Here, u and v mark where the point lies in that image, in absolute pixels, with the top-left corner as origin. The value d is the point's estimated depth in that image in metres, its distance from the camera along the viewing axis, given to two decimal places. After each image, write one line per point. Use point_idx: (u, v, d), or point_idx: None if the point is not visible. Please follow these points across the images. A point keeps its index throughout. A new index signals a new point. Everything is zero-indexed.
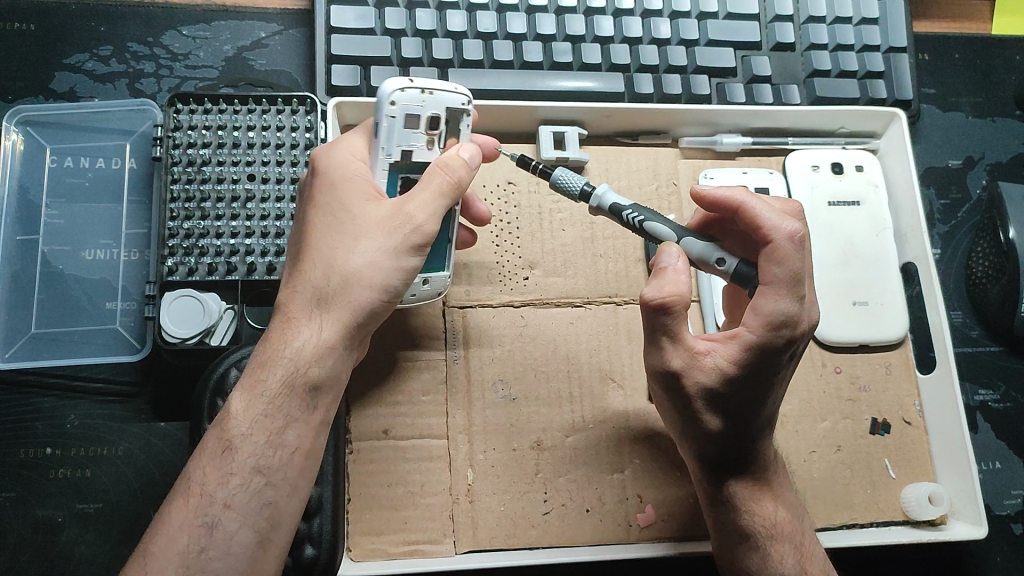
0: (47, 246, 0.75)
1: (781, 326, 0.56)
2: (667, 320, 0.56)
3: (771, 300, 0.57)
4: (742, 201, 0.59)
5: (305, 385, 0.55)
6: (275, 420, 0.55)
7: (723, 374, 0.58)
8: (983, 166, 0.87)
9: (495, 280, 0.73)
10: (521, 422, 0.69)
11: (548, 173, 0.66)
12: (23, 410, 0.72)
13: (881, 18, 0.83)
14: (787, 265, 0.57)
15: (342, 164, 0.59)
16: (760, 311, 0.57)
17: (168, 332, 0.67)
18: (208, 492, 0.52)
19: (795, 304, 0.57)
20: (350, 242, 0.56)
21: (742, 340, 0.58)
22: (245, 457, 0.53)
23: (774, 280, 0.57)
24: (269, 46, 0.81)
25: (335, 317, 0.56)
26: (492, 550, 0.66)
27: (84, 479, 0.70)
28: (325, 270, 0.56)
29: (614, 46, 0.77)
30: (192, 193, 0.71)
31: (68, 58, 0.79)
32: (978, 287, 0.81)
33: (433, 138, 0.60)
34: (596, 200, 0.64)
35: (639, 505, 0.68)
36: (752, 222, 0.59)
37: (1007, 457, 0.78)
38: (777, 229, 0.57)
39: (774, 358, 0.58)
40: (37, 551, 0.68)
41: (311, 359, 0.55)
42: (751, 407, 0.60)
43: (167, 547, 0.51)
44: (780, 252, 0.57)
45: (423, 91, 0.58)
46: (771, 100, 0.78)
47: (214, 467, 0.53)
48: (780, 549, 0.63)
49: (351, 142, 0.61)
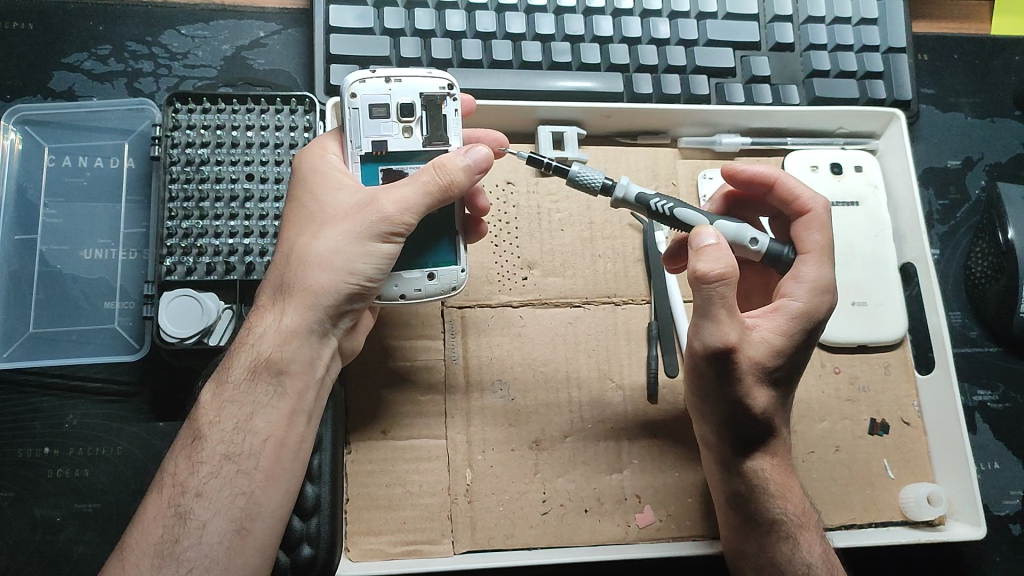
0: (45, 245, 0.75)
1: (824, 292, 0.63)
2: (726, 293, 0.55)
3: (813, 269, 0.64)
4: (778, 176, 0.68)
5: (268, 370, 0.58)
6: (241, 408, 0.58)
7: (770, 347, 0.60)
8: (982, 167, 0.87)
9: (493, 280, 0.73)
10: (521, 422, 0.69)
11: (564, 170, 0.63)
12: (21, 410, 0.71)
13: (881, 19, 0.83)
14: (822, 233, 0.66)
15: (308, 156, 0.62)
16: (802, 280, 0.63)
17: (167, 332, 0.66)
18: (183, 483, 0.55)
19: (831, 274, 0.64)
20: (316, 229, 0.59)
21: (787, 310, 0.62)
22: (214, 445, 0.57)
23: (813, 247, 0.65)
24: (268, 46, 0.81)
25: (298, 302, 0.58)
26: (491, 550, 0.66)
27: (83, 478, 0.70)
28: (293, 258, 0.59)
29: (613, 46, 0.77)
30: (191, 192, 0.71)
31: (67, 58, 0.79)
32: (977, 288, 0.81)
33: (409, 124, 0.62)
34: (620, 191, 0.63)
35: (638, 505, 0.68)
36: (789, 195, 0.68)
37: (1006, 457, 0.78)
38: (815, 201, 0.67)
39: (814, 329, 0.62)
40: (35, 551, 0.68)
41: (275, 342, 0.58)
42: (783, 383, 0.63)
43: (144, 538, 0.54)
44: (816, 220, 0.67)
45: (388, 80, 0.62)
46: (770, 101, 0.78)
47: (184, 458, 0.57)
48: (808, 537, 0.63)
49: (324, 144, 0.63)
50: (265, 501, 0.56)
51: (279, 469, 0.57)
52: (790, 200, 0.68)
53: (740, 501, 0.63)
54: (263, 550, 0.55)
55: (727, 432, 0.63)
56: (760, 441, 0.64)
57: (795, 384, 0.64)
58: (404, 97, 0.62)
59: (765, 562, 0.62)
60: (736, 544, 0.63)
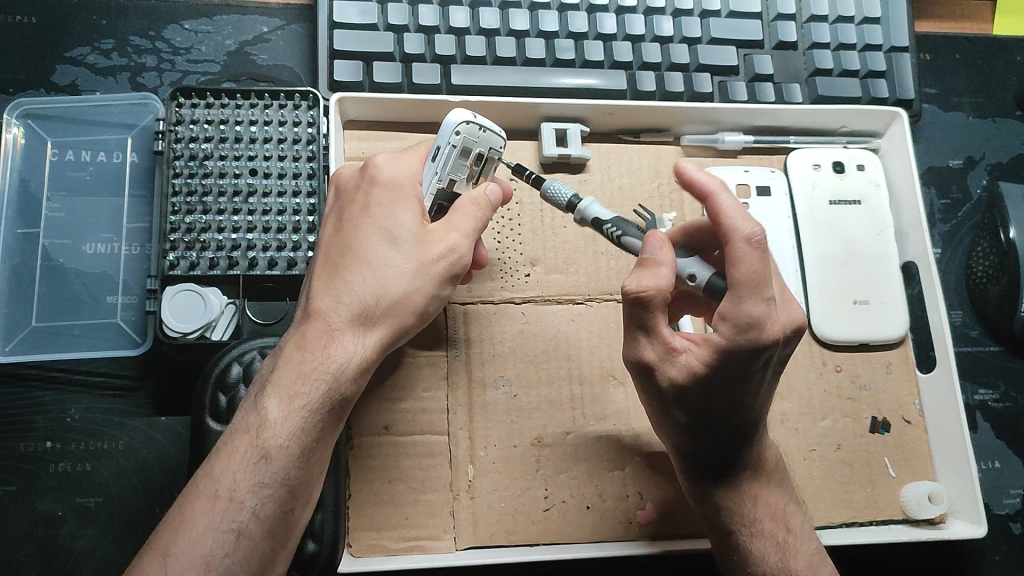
0: (47, 239, 0.75)
1: (747, 330, 0.53)
2: (644, 313, 0.55)
3: (736, 304, 0.53)
4: (711, 192, 0.55)
5: (341, 400, 0.56)
6: (310, 435, 0.55)
7: (692, 371, 0.56)
8: (984, 166, 0.87)
9: (495, 277, 0.73)
10: (522, 419, 0.69)
11: (539, 182, 0.66)
12: (23, 403, 0.71)
13: (883, 18, 0.83)
14: (746, 266, 0.53)
15: (399, 178, 0.59)
16: (724, 315, 0.53)
17: (168, 326, 0.66)
18: (239, 500, 0.52)
19: (763, 307, 0.53)
20: (401, 262, 0.57)
21: (713, 343, 0.54)
22: (279, 468, 0.53)
23: (738, 282, 0.53)
24: (272, 41, 0.81)
25: (379, 336, 0.57)
26: (492, 546, 0.66)
27: (84, 473, 0.70)
28: (374, 283, 0.56)
29: (616, 44, 0.77)
30: (194, 187, 0.71)
31: (70, 51, 0.79)
32: (978, 287, 0.81)
33: (472, 172, 0.63)
34: (580, 211, 0.63)
35: (639, 502, 0.68)
36: (715, 218, 0.55)
37: (1007, 456, 0.79)
38: (736, 231, 0.54)
39: (741, 363, 0.54)
40: (37, 545, 0.68)
41: (356, 375, 0.56)
42: (725, 406, 0.58)
43: (191, 549, 0.50)
44: (736, 253, 0.53)
45: (481, 128, 0.61)
46: (774, 99, 0.78)
47: (245, 474, 0.52)
48: (760, 546, 0.62)
49: (407, 160, 0.61)
50: (302, 516, 0.55)
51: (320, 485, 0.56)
52: (717, 222, 0.55)
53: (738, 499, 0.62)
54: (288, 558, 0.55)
55: (687, 444, 0.63)
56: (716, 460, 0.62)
57: (745, 410, 0.59)
58: (484, 149, 0.62)
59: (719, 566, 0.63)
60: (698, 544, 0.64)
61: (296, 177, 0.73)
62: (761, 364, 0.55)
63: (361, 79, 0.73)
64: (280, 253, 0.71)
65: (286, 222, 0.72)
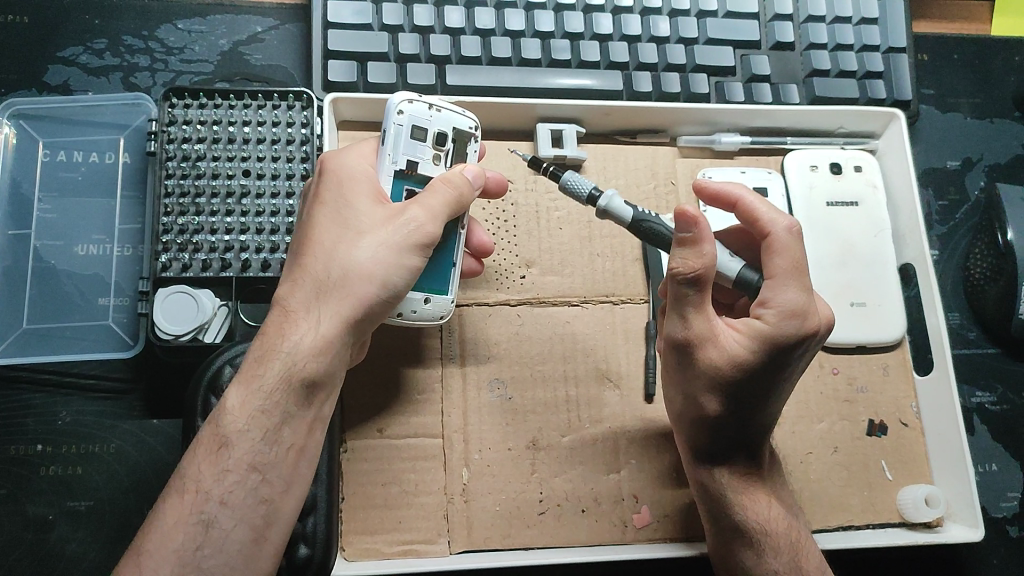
0: (39, 240, 0.74)
1: (792, 317, 0.55)
2: (692, 294, 0.54)
3: (780, 291, 0.56)
4: (739, 195, 0.61)
5: (302, 381, 0.55)
6: (272, 418, 0.54)
7: (735, 358, 0.56)
8: (981, 167, 0.87)
9: (490, 279, 0.73)
10: (517, 422, 0.69)
11: (557, 176, 0.66)
12: (14, 406, 0.71)
13: (881, 19, 0.83)
14: (787, 254, 0.58)
15: (347, 164, 0.61)
16: (768, 303, 0.56)
17: (161, 328, 0.66)
18: (207, 491, 0.52)
19: (804, 297, 0.56)
20: (353, 237, 0.57)
21: (757, 330, 0.56)
22: (241, 454, 0.53)
23: (779, 271, 0.57)
24: (266, 41, 0.80)
25: (334, 309, 0.56)
26: (487, 550, 0.65)
27: (75, 476, 0.69)
28: (326, 261, 0.57)
29: (613, 44, 0.77)
30: (187, 188, 0.70)
31: (62, 51, 0.78)
32: (976, 289, 0.81)
33: (439, 154, 0.62)
34: (603, 202, 0.63)
35: (635, 506, 0.68)
36: (751, 214, 0.60)
37: (1005, 459, 0.78)
38: (775, 222, 0.59)
39: (787, 351, 0.56)
40: (28, 549, 0.67)
41: (312, 352, 0.55)
42: (759, 397, 0.58)
43: (163, 545, 0.50)
44: (778, 242, 0.58)
45: (431, 106, 0.61)
46: (771, 100, 0.78)
47: (208, 464, 0.52)
48: (773, 545, 0.62)
49: (360, 150, 0.62)
50: (283, 509, 0.54)
51: (299, 476, 0.55)
52: (753, 219, 0.60)
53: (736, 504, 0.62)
54: (276, 556, 0.54)
55: (704, 438, 0.62)
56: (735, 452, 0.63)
57: (773, 403, 0.60)
58: (442, 127, 0.62)
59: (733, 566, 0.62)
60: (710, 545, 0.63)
61: (290, 178, 0.72)
62: (798, 354, 0.58)
63: (356, 79, 0.72)
64: (274, 254, 0.70)
65: (280, 223, 0.71)
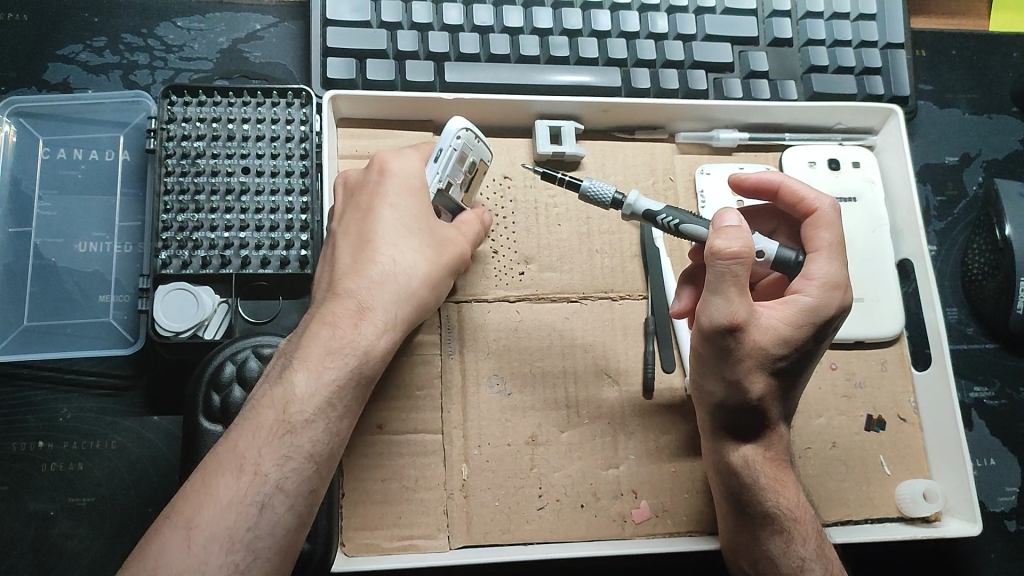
0: (39, 238, 0.74)
1: (835, 288, 0.59)
2: (739, 272, 0.53)
3: (822, 265, 0.60)
4: (781, 179, 0.66)
5: (320, 372, 0.55)
6: (305, 406, 0.54)
7: (778, 336, 0.56)
8: (979, 163, 0.87)
9: (490, 275, 0.73)
10: (517, 416, 0.69)
11: (576, 186, 0.63)
12: (14, 403, 0.71)
13: (879, 14, 0.82)
14: (832, 231, 0.62)
15: (404, 168, 0.63)
16: (810, 278, 0.59)
17: (161, 325, 0.66)
18: (258, 469, 0.51)
19: (844, 269, 0.60)
20: (411, 245, 0.61)
21: (801, 304, 0.57)
22: (283, 438, 0.52)
23: (823, 245, 0.62)
24: (264, 38, 0.81)
25: (394, 304, 0.59)
26: (486, 545, 0.65)
27: (76, 472, 0.69)
28: (387, 261, 0.60)
29: (611, 40, 0.77)
30: (187, 185, 0.70)
31: (62, 49, 0.78)
32: (974, 284, 0.81)
33: (467, 180, 0.66)
34: (629, 207, 0.63)
35: (634, 501, 0.68)
36: (794, 197, 0.65)
37: (1002, 454, 0.79)
38: (822, 199, 0.64)
39: (826, 324, 0.58)
40: (29, 545, 0.68)
41: (323, 352, 0.56)
42: (790, 377, 0.59)
43: (213, 521, 0.49)
44: (824, 217, 0.63)
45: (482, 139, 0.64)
46: (769, 96, 0.78)
47: (252, 444, 0.52)
48: (804, 532, 0.61)
49: (407, 158, 0.64)
50: None
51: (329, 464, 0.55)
52: (797, 201, 0.65)
53: (735, 499, 0.62)
54: None
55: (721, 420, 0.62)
56: (748, 439, 0.62)
57: (801, 382, 0.61)
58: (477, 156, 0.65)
59: (760, 556, 0.61)
60: (733, 536, 0.63)
61: (289, 174, 0.72)
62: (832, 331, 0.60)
63: (354, 76, 0.73)
64: (273, 251, 0.71)
65: (278, 220, 0.71)
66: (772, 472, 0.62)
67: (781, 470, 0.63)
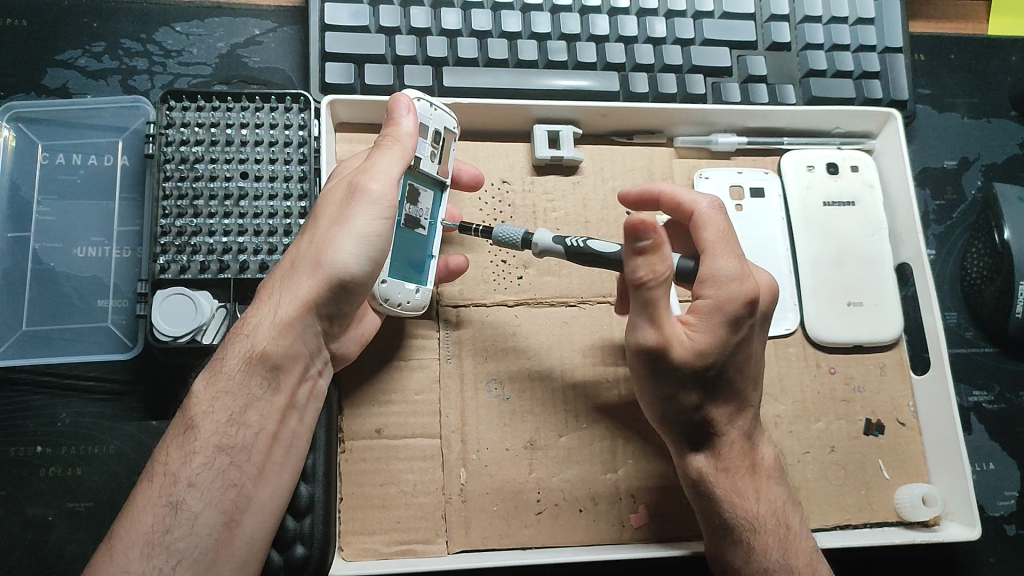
0: (38, 243, 0.74)
1: (730, 284, 0.58)
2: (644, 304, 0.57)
3: (712, 262, 0.59)
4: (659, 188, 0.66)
5: (264, 364, 0.59)
6: (237, 400, 0.59)
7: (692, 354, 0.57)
8: (978, 167, 0.87)
9: (488, 280, 0.73)
10: (515, 420, 0.69)
11: (489, 230, 0.69)
12: (13, 408, 0.71)
13: (878, 18, 0.82)
14: (714, 228, 0.61)
15: (371, 180, 0.61)
16: (703, 278, 0.59)
17: (161, 331, 0.65)
18: (172, 472, 0.56)
19: (736, 262, 0.59)
20: (338, 237, 0.60)
21: (696, 311, 0.58)
22: (208, 436, 0.57)
23: (711, 242, 0.60)
24: (263, 43, 0.81)
25: (295, 295, 0.60)
26: (484, 550, 0.65)
27: (74, 477, 0.69)
28: (309, 252, 0.60)
29: (609, 45, 0.77)
30: (185, 190, 0.70)
31: (61, 54, 0.78)
32: (973, 288, 0.81)
33: (435, 150, 0.68)
34: (538, 246, 0.66)
35: (632, 505, 0.68)
36: (674, 204, 0.65)
37: (1001, 458, 0.78)
38: (698, 203, 0.63)
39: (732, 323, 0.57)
40: (27, 550, 0.68)
41: (272, 335, 0.60)
42: (724, 388, 0.60)
43: (133, 527, 0.54)
44: (705, 217, 0.62)
45: (432, 104, 0.67)
46: (767, 100, 0.78)
47: (177, 447, 0.57)
48: (766, 543, 0.60)
49: (388, 161, 0.61)
50: (256, 495, 0.57)
51: (271, 464, 0.59)
52: (676, 207, 0.65)
53: (706, 504, 0.62)
54: (250, 544, 0.57)
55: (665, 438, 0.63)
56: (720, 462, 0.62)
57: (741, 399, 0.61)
58: (438, 125, 0.68)
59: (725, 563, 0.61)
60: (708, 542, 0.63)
61: (288, 179, 0.72)
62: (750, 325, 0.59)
63: (353, 81, 0.73)
64: (271, 256, 0.70)
65: (277, 225, 0.71)
66: (729, 482, 0.61)
67: (749, 480, 0.62)
